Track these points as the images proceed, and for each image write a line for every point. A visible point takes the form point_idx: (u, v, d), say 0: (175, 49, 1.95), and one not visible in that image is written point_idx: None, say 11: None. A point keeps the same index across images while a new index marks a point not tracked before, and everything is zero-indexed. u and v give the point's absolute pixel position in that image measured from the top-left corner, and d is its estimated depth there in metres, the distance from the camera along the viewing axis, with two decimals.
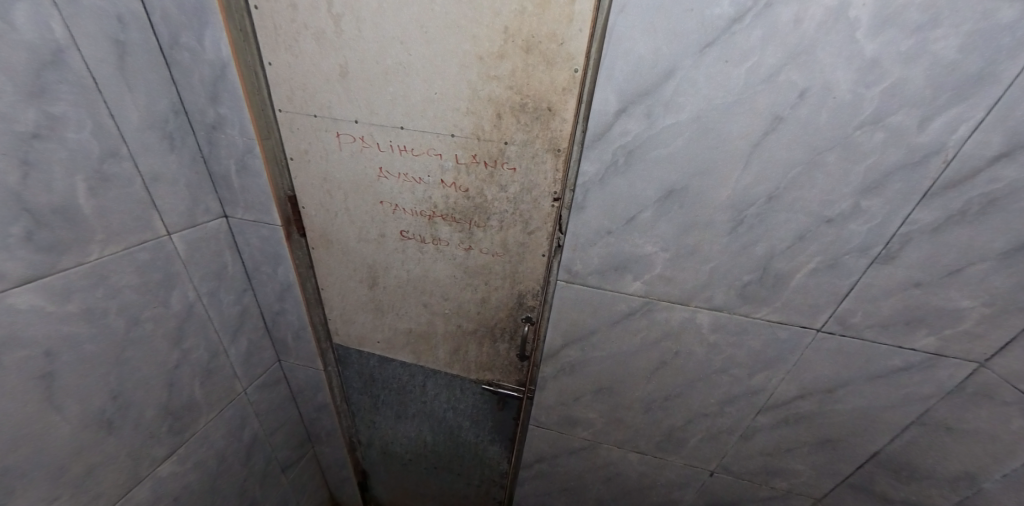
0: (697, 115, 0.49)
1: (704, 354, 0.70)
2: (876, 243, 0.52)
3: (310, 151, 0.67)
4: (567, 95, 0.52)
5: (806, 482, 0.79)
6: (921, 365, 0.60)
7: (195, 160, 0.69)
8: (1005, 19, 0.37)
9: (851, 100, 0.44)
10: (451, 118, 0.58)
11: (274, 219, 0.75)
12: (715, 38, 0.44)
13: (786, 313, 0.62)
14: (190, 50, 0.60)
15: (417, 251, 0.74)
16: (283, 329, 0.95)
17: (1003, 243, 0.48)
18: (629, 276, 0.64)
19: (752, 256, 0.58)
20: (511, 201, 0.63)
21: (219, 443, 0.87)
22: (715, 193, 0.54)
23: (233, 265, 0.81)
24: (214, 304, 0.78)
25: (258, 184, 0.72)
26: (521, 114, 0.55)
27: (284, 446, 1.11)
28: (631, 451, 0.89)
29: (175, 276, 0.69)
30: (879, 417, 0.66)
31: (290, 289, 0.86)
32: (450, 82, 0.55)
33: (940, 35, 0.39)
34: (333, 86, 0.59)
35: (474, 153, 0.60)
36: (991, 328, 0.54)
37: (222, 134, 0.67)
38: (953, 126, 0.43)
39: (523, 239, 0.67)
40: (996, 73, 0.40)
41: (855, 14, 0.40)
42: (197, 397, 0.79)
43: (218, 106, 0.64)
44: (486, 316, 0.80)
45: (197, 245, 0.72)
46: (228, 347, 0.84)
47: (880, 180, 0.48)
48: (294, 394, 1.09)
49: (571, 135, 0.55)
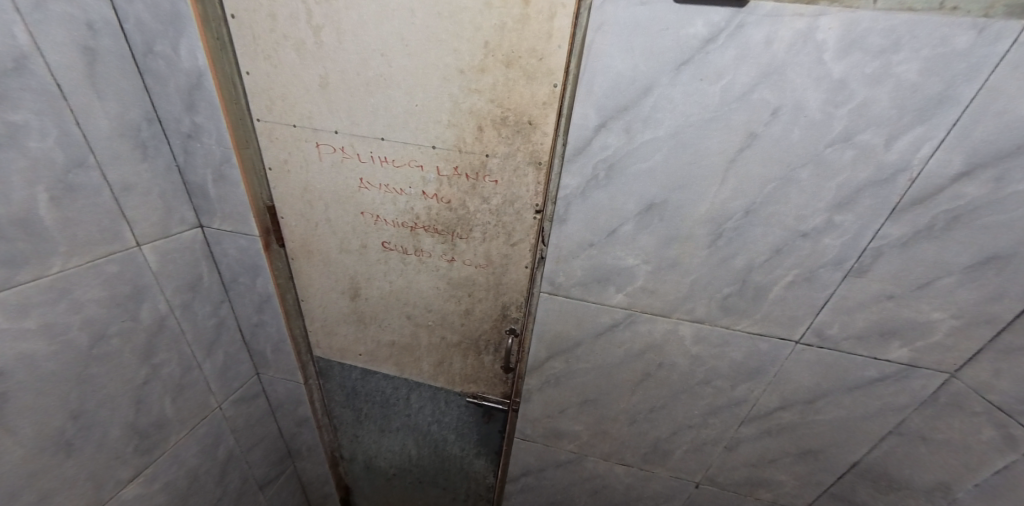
0: (674, 130, 0.49)
1: (688, 365, 0.70)
2: (849, 257, 0.53)
3: (290, 160, 0.66)
4: (548, 110, 0.52)
5: (789, 493, 0.80)
6: (895, 375, 0.61)
7: (169, 169, 0.67)
8: (961, 44, 0.39)
9: (821, 118, 0.45)
10: (433, 130, 0.57)
11: (252, 229, 0.74)
12: (690, 57, 0.45)
13: (765, 324, 0.62)
14: (164, 58, 0.59)
15: (399, 263, 0.73)
16: (261, 342, 0.92)
17: (968, 258, 0.49)
18: (612, 288, 0.65)
19: (731, 269, 0.58)
20: (494, 213, 0.63)
21: (190, 461, 0.84)
22: (694, 207, 0.54)
23: (208, 276, 0.79)
24: (188, 317, 0.76)
25: (236, 194, 0.70)
26: (502, 128, 0.55)
27: (262, 463, 1.07)
28: (617, 464, 0.88)
29: (146, 288, 0.67)
30: (859, 427, 0.67)
31: (268, 300, 0.84)
32: (432, 95, 0.55)
33: (902, 58, 0.41)
34: (314, 97, 0.59)
35: (456, 165, 0.60)
36: (960, 340, 0.55)
37: (198, 143, 0.65)
38: (918, 144, 0.44)
39: (506, 250, 0.67)
40: (955, 95, 0.41)
41: (823, 37, 0.41)
42: (167, 414, 0.76)
43: (194, 115, 0.63)
44: (471, 329, 0.79)
45: (170, 256, 0.70)
46: (202, 361, 0.81)
47: (851, 196, 0.49)
48: (273, 408, 1.06)
49: (551, 149, 0.55)
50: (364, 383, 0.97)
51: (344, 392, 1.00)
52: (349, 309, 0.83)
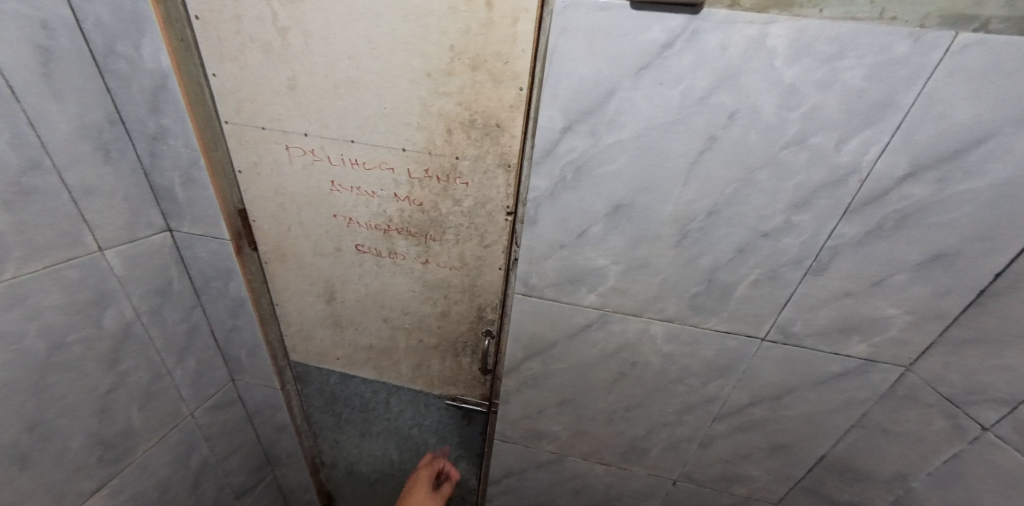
0: (637, 133, 0.51)
1: (661, 364, 0.71)
2: (808, 255, 0.55)
3: (261, 163, 0.65)
4: (516, 112, 0.53)
5: (763, 488, 0.81)
6: (856, 370, 0.63)
7: (134, 172, 0.65)
8: (901, 52, 0.41)
9: (776, 122, 0.47)
10: (403, 132, 0.58)
11: (223, 233, 0.73)
12: (650, 62, 0.46)
13: (732, 323, 0.64)
14: (126, 58, 0.57)
15: (374, 265, 0.73)
16: (236, 347, 0.90)
17: (917, 255, 0.52)
18: (584, 288, 0.66)
19: (698, 268, 0.60)
20: (467, 215, 0.64)
21: (159, 471, 0.82)
22: (660, 208, 0.56)
23: (178, 280, 0.77)
24: (155, 323, 0.74)
25: (205, 197, 0.69)
26: (471, 131, 0.56)
27: (239, 471, 1.05)
28: (597, 463, 0.89)
29: (109, 294, 0.65)
30: (825, 421, 0.69)
31: (242, 305, 0.82)
32: (401, 98, 0.55)
33: (848, 65, 0.42)
34: (282, 99, 0.58)
35: (427, 168, 0.60)
36: (914, 334, 0.57)
37: (164, 145, 0.64)
38: (866, 147, 0.46)
39: (480, 252, 0.68)
40: (898, 101, 0.43)
41: (773, 43, 0.43)
42: (134, 423, 0.74)
43: (159, 116, 0.62)
44: (449, 331, 0.80)
45: (136, 261, 0.68)
46: (172, 368, 0.79)
47: (808, 196, 0.51)
48: (250, 415, 1.04)
49: (520, 151, 0.56)
50: (342, 387, 0.96)
51: (322, 397, 0.99)
52: (325, 314, 0.83)
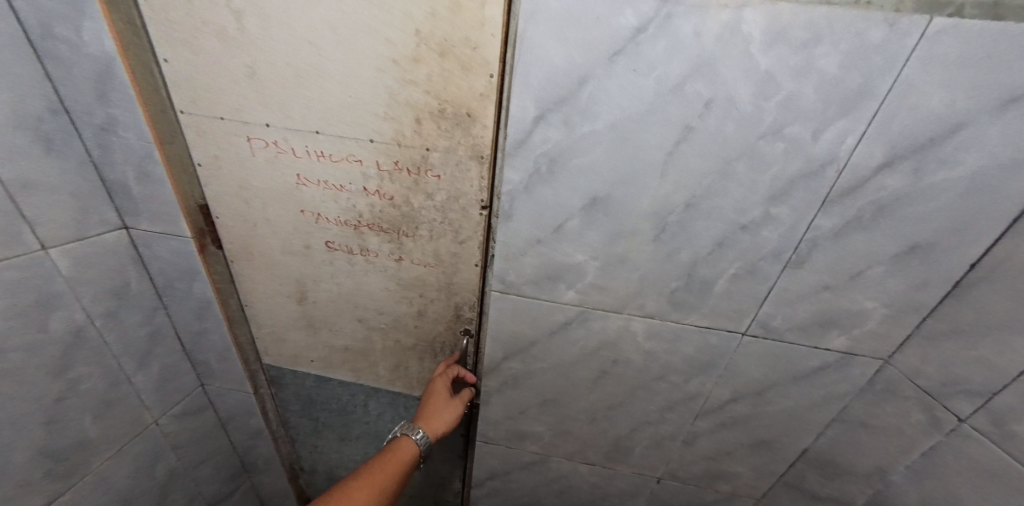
0: (613, 123, 0.49)
1: (642, 362, 0.70)
2: (787, 248, 0.54)
3: (221, 157, 0.62)
4: (486, 101, 0.51)
5: (746, 484, 0.81)
6: (836, 364, 0.62)
7: (82, 166, 0.61)
8: (876, 39, 0.40)
9: (752, 112, 0.46)
10: (370, 123, 0.55)
11: (183, 231, 0.69)
12: (622, 48, 0.44)
13: (713, 318, 0.63)
14: (67, 42, 0.53)
15: (346, 264, 0.70)
16: (203, 351, 0.86)
17: (894, 247, 0.51)
18: (563, 285, 0.64)
19: (677, 263, 0.58)
20: (440, 210, 0.62)
21: (119, 484, 0.78)
22: (637, 201, 0.54)
23: (137, 281, 0.73)
24: (111, 327, 0.70)
25: (162, 192, 0.65)
26: (441, 121, 0.54)
27: (211, 480, 1.00)
28: (581, 463, 0.87)
29: (55, 297, 0.61)
30: (807, 416, 0.69)
31: (208, 306, 0.78)
32: (365, 86, 0.52)
33: (823, 52, 0.41)
34: (240, 88, 0.55)
35: (397, 160, 0.58)
36: (892, 327, 0.57)
37: (114, 137, 0.60)
38: (842, 137, 0.46)
39: (455, 248, 0.66)
40: (873, 89, 0.42)
41: (748, 29, 0.41)
42: (88, 433, 0.70)
43: (107, 106, 0.58)
44: (426, 331, 0.77)
45: (87, 260, 0.64)
46: (132, 374, 0.75)
47: (786, 188, 0.50)
48: (224, 421, 0.99)
49: (493, 143, 0.54)
50: (318, 391, 0.93)
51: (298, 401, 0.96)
52: (297, 316, 0.79)
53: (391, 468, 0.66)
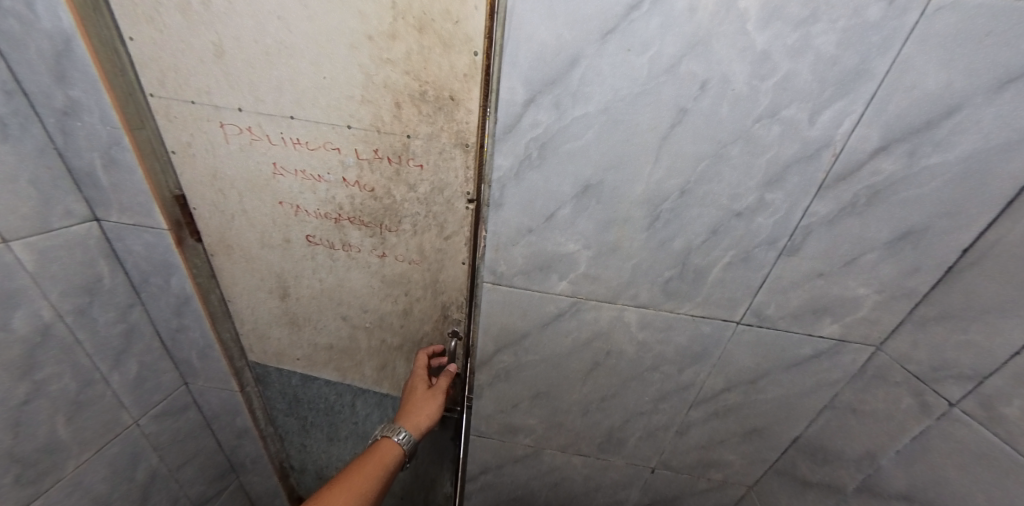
0: (605, 106, 0.47)
1: (635, 352, 0.69)
2: (782, 235, 0.53)
3: (194, 144, 0.59)
4: (469, 82, 0.50)
5: (738, 471, 0.81)
6: (828, 351, 0.62)
7: (44, 152, 0.57)
8: (874, 16, 0.39)
9: (747, 93, 0.44)
10: (346, 107, 0.53)
11: (158, 223, 0.65)
12: (615, 26, 0.43)
13: (706, 308, 0.62)
14: (21, 18, 0.49)
15: (327, 259, 0.68)
16: (184, 349, 0.83)
17: (887, 233, 0.51)
18: (554, 275, 0.62)
19: (670, 252, 0.57)
20: (423, 202, 0.61)
21: (95, 487, 0.75)
22: (630, 188, 0.53)
23: (110, 276, 0.69)
24: (83, 325, 0.66)
25: (133, 182, 0.61)
26: (422, 105, 0.52)
27: (196, 481, 0.97)
28: (574, 455, 0.87)
29: (18, 293, 0.57)
30: (798, 404, 0.69)
31: (187, 302, 0.75)
32: (340, 66, 0.50)
33: (821, 30, 0.40)
34: (209, 68, 0.52)
35: (376, 148, 0.56)
36: (883, 314, 0.57)
37: (79, 122, 0.57)
38: (839, 120, 0.45)
39: (440, 244, 0.65)
40: (870, 69, 0.41)
41: (744, 6, 0.40)
42: (59, 435, 0.67)
43: (69, 88, 0.54)
44: (412, 327, 0.76)
45: (54, 254, 0.60)
46: (107, 373, 0.72)
47: (781, 173, 0.49)
48: (208, 420, 0.96)
49: (477, 128, 0.53)
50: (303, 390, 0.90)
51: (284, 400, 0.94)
52: (279, 312, 0.77)
53: (372, 470, 0.64)
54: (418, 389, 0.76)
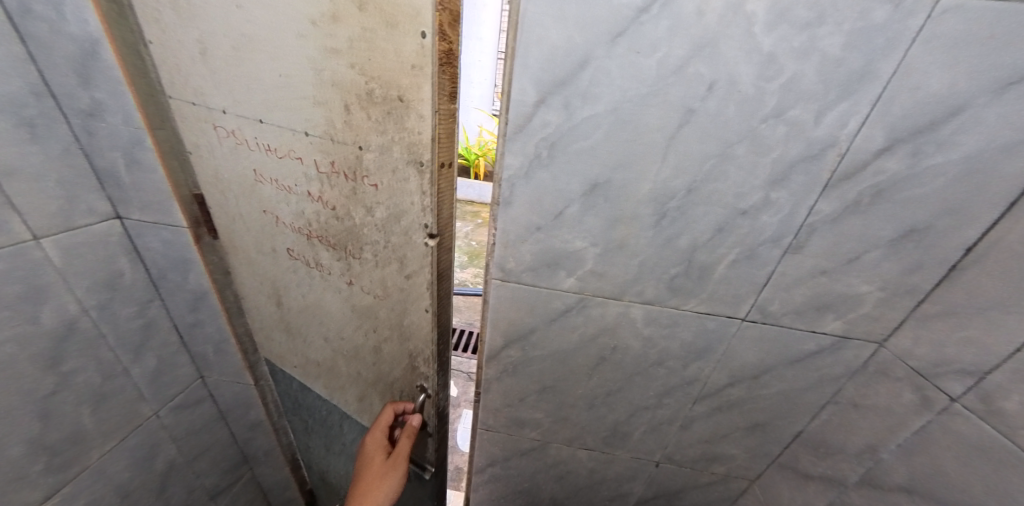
0: (613, 106, 0.48)
1: (640, 347, 0.70)
2: (786, 233, 0.54)
3: (201, 145, 0.62)
4: (418, 74, 0.48)
5: (741, 465, 0.83)
6: (831, 347, 0.63)
7: (70, 152, 0.59)
8: (879, 19, 0.40)
9: (753, 94, 0.45)
10: (306, 111, 0.53)
11: (177, 220, 0.67)
12: (625, 28, 0.44)
13: (712, 304, 0.63)
14: (47, 21, 0.50)
15: (306, 274, 0.70)
16: (200, 343, 0.85)
17: (890, 231, 0.52)
18: (562, 272, 0.64)
19: (676, 249, 0.59)
20: (382, 229, 0.62)
21: (116, 475, 0.78)
22: (637, 186, 0.54)
23: (131, 272, 0.71)
24: (106, 319, 0.69)
25: (153, 180, 0.64)
26: (372, 108, 0.51)
27: (211, 471, 1.00)
28: (579, 448, 0.88)
29: (46, 288, 0.59)
30: (800, 399, 0.70)
31: (203, 298, 0.77)
32: (296, 62, 0.49)
33: (826, 32, 0.41)
34: (199, 69, 0.54)
35: (333, 160, 0.56)
36: (886, 311, 0.58)
37: (103, 123, 0.59)
38: (844, 120, 0.46)
39: (401, 282, 0.66)
40: (875, 71, 0.42)
41: (752, 9, 0.41)
42: (83, 425, 0.69)
43: (93, 89, 0.56)
44: (386, 346, 0.75)
45: (79, 251, 0.62)
46: (128, 366, 0.74)
47: (785, 172, 0.50)
48: (223, 413, 0.98)
49: (428, 139, 0.53)
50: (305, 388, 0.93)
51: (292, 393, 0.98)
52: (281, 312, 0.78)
53: None
54: (377, 460, 0.75)
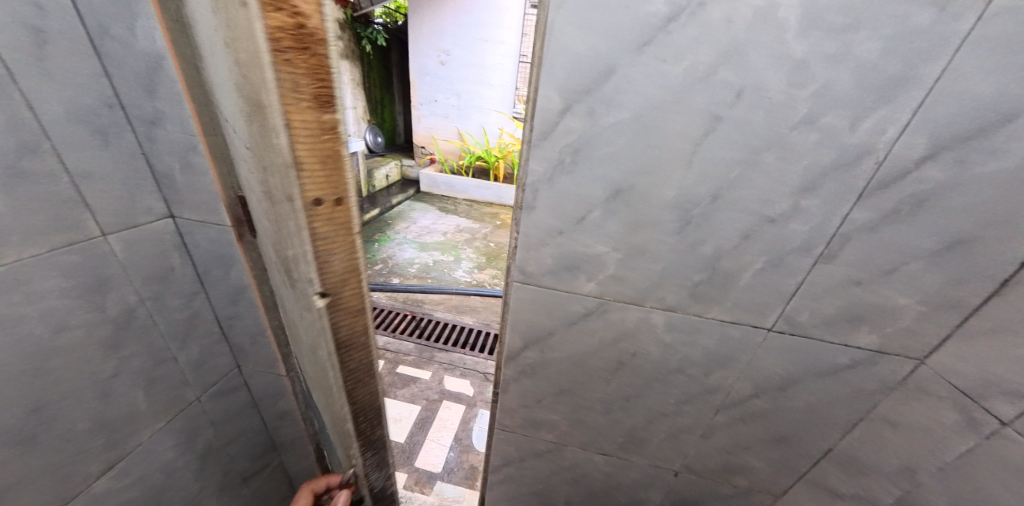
0: (638, 114, 0.49)
1: (660, 354, 0.70)
2: (817, 242, 0.53)
3: (225, 151, 0.62)
4: (257, 69, 0.30)
5: (764, 479, 0.80)
6: (865, 362, 0.61)
7: (133, 156, 0.65)
8: (922, 23, 0.38)
9: (784, 100, 0.45)
10: (231, 118, 0.44)
11: (222, 220, 0.72)
12: (652, 37, 0.44)
13: (736, 312, 0.62)
14: (120, 40, 0.57)
15: (281, 294, 0.65)
16: (239, 334, 0.90)
17: (933, 242, 0.49)
18: (582, 276, 0.64)
19: (699, 256, 0.58)
20: (292, 275, 0.47)
21: (163, 454, 0.84)
22: (660, 192, 0.54)
23: (181, 267, 0.76)
24: (158, 309, 0.74)
25: (204, 183, 0.69)
26: (249, 118, 0.37)
27: (244, 456, 1.06)
28: (595, 453, 0.88)
29: (110, 280, 0.65)
30: (829, 413, 0.67)
31: (243, 292, 0.82)
32: (213, 59, 0.41)
33: (863, 37, 0.40)
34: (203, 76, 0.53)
35: (256, 180, 0.45)
36: (926, 325, 0.55)
37: (162, 130, 0.64)
38: (882, 126, 0.44)
39: (317, 339, 0.52)
40: (917, 76, 0.41)
41: (784, 15, 0.40)
42: (137, 406, 0.76)
43: (156, 100, 0.62)
44: (328, 398, 0.64)
45: (138, 246, 0.68)
46: (176, 353, 0.80)
47: (817, 179, 0.48)
48: (256, 400, 1.04)
49: (288, 165, 0.34)
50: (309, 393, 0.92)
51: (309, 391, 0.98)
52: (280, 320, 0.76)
53: None
54: None
